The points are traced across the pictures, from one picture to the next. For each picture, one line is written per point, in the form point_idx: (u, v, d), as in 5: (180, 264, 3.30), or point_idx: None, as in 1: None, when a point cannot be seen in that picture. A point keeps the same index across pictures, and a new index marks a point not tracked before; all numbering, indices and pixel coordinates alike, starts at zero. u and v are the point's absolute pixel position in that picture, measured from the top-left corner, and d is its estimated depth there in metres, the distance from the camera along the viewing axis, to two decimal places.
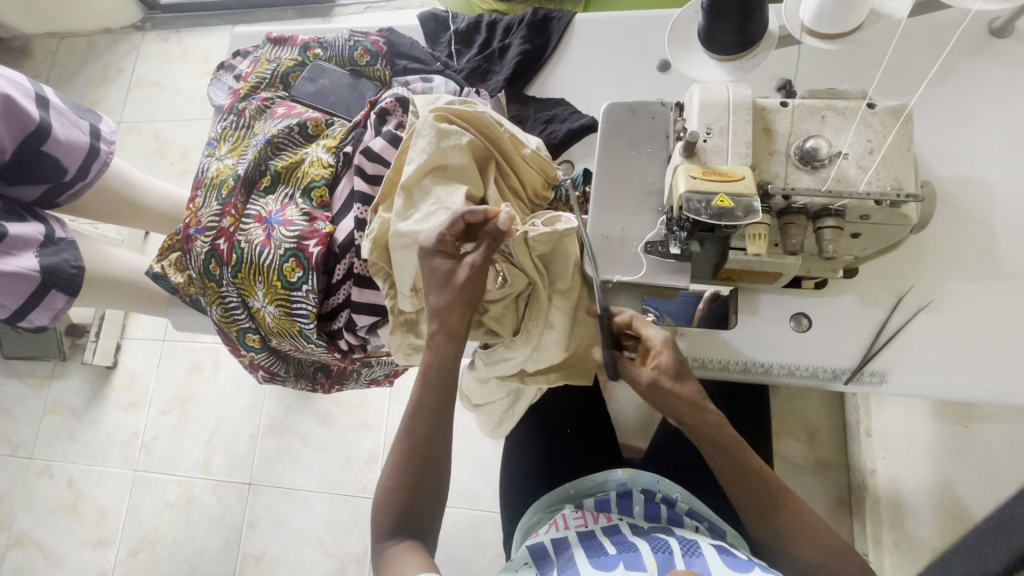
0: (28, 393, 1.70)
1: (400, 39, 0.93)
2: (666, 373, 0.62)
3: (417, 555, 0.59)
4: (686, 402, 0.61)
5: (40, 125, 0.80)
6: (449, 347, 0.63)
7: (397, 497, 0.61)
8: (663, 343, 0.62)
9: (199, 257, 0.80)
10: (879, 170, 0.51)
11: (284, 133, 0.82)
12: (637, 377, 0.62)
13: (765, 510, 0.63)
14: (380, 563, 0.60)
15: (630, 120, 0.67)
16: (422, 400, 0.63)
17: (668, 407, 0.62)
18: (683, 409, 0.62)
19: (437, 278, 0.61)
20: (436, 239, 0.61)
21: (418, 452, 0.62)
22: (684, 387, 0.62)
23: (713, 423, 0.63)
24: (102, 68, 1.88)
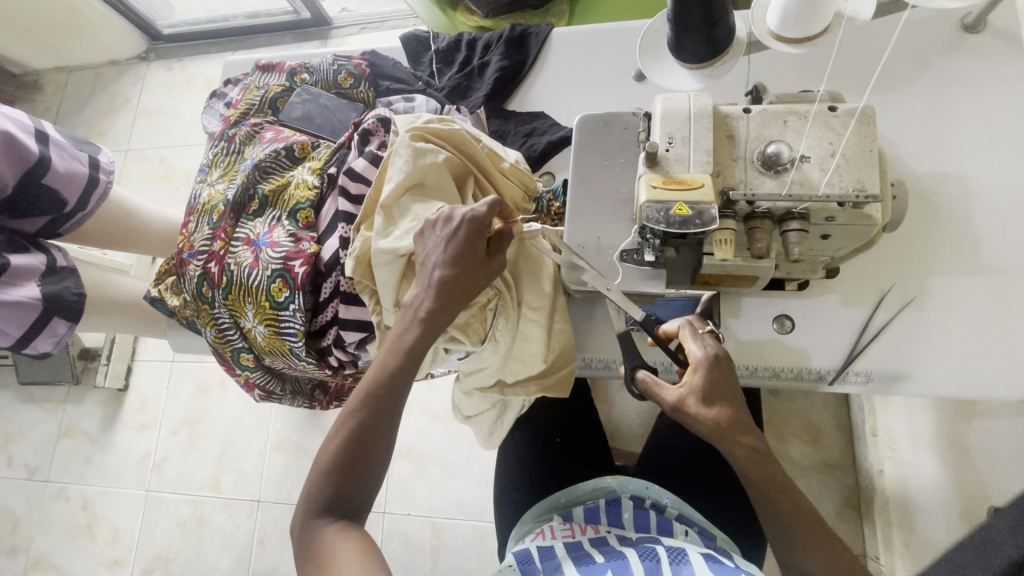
0: (43, 417, 1.74)
1: (382, 60, 0.95)
2: (695, 392, 0.58)
3: (351, 537, 0.55)
4: (710, 426, 0.57)
5: (40, 159, 0.84)
6: (426, 331, 0.62)
7: (337, 473, 0.58)
8: (701, 361, 0.58)
9: (193, 280, 0.83)
10: (840, 172, 0.51)
11: (271, 158, 0.84)
12: (656, 390, 0.61)
13: (784, 523, 0.56)
14: (306, 545, 0.56)
15: (603, 131, 0.69)
16: (388, 376, 0.61)
17: (688, 426, 0.59)
18: (703, 429, 0.58)
19: (461, 254, 0.61)
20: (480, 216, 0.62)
21: (371, 429, 0.59)
22: (711, 414, 0.57)
23: (743, 453, 0.57)
24: (109, 98, 1.94)
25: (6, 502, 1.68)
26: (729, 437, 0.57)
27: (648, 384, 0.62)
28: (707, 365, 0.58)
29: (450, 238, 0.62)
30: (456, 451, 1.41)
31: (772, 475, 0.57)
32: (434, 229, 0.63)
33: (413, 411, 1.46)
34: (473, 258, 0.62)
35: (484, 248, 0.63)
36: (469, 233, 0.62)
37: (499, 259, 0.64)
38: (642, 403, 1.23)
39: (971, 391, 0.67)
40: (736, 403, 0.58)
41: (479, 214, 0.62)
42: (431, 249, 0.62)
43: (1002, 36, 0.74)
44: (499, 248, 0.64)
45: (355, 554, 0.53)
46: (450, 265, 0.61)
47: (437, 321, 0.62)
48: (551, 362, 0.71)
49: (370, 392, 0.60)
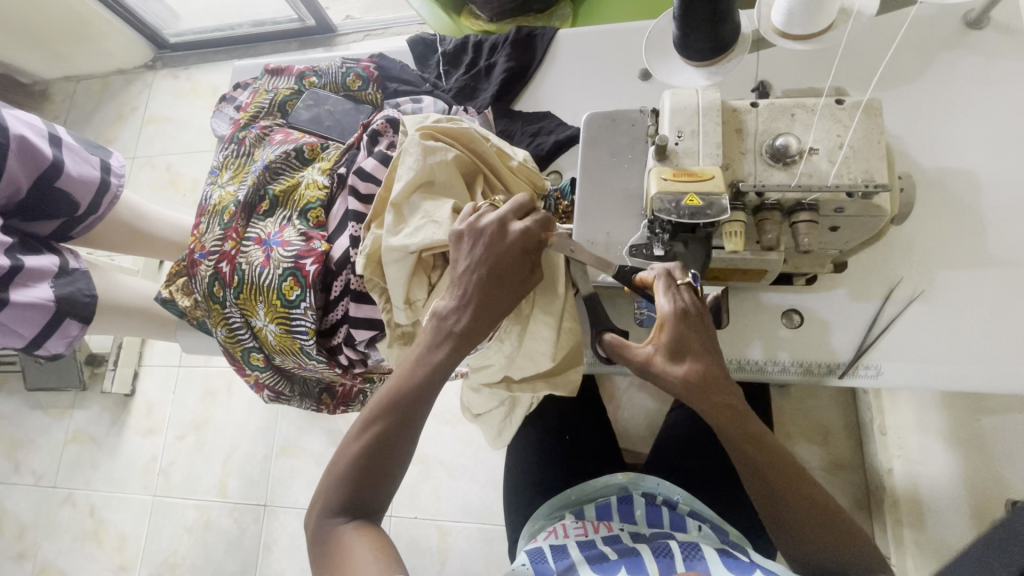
0: (50, 423, 1.75)
1: (390, 63, 0.97)
2: (665, 349, 0.57)
3: (365, 537, 0.55)
4: (683, 384, 0.56)
5: (53, 162, 0.85)
6: (462, 345, 0.61)
7: (353, 475, 0.58)
8: (670, 316, 0.57)
9: (204, 280, 0.83)
10: (848, 163, 0.52)
11: (281, 159, 0.85)
12: (624, 349, 0.59)
13: (790, 510, 0.56)
14: (321, 543, 0.56)
15: (610, 128, 0.69)
16: (414, 384, 0.60)
17: (657, 383, 0.58)
18: (672, 386, 0.57)
19: (504, 268, 0.61)
20: (530, 233, 0.62)
21: (393, 435, 0.59)
22: (681, 370, 0.57)
23: (720, 413, 0.57)
24: (116, 107, 1.97)
25: (13, 509, 1.69)
26: (701, 393, 0.57)
27: (615, 345, 0.60)
28: (677, 320, 0.57)
29: (492, 249, 0.61)
30: (463, 453, 1.41)
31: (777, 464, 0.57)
32: (475, 237, 0.62)
33: None
34: (517, 274, 0.62)
35: (528, 264, 0.63)
36: (517, 248, 0.61)
37: (539, 275, 0.64)
38: (649, 403, 1.23)
39: (980, 383, 0.67)
40: (709, 360, 0.57)
41: (530, 232, 0.62)
42: (470, 258, 0.62)
43: (1005, 31, 0.75)
44: (539, 264, 0.65)
45: (370, 554, 0.53)
46: (492, 277, 0.61)
47: (475, 334, 0.61)
48: (559, 362, 0.71)
49: (393, 398, 0.60)
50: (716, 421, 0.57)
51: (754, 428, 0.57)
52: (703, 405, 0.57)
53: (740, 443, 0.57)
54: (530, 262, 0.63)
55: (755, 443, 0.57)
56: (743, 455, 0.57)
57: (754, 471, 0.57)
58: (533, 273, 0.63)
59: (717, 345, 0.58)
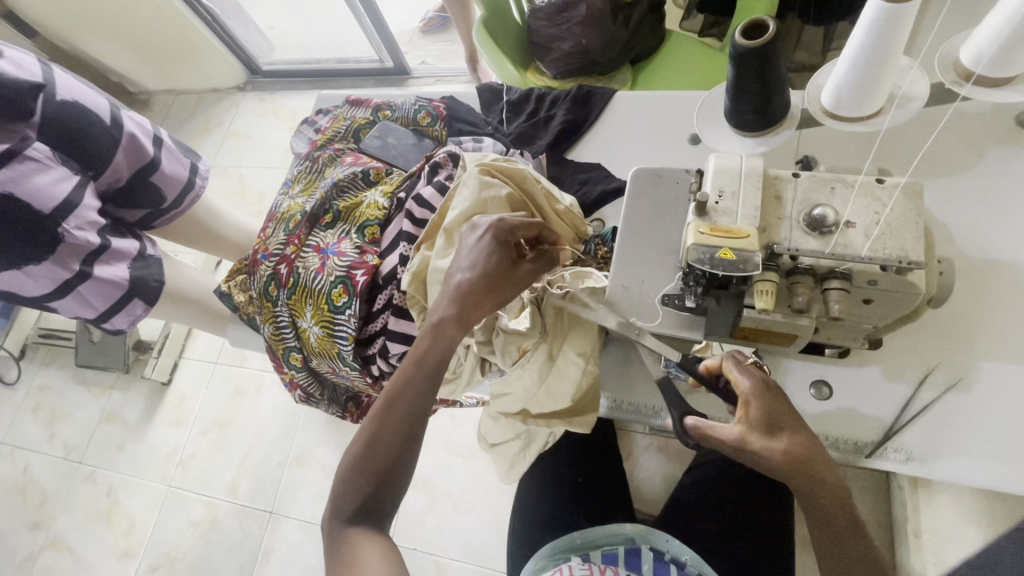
0: (90, 400, 1.84)
1: (459, 105, 1.06)
2: (751, 423, 0.58)
3: (375, 541, 0.57)
4: (786, 460, 0.57)
5: (152, 160, 0.96)
6: (454, 334, 0.64)
7: (364, 478, 0.60)
8: (751, 392, 0.59)
9: (262, 279, 0.90)
10: (884, 239, 0.53)
11: (348, 178, 0.93)
12: (713, 433, 0.59)
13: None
14: (333, 550, 0.58)
15: (656, 183, 0.74)
16: (410, 385, 0.63)
17: (752, 462, 0.58)
18: (770, 460, 0.57)
19: (486, 258, 0.66)
20: (509, 226, 0.67)
21: (395, 439, 0.61)
22: (777, 443, 0.57)
23: (825, 496, 0.58)
24: (205, 120, 2.18)
25: (39, 477, 1.76)
26: (803, 467, 0.57)
27: (700, 427, 0.60)
28: (754, 394, 0.59)
29: (478, 245, 0.67)
30: (470, 489, 1.40)
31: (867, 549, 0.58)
32: (466, 238, 0.69)
33: (436, 443, 1.48)
34: (501, 266, 0.66)
35: (511, 258, 0.67)
36: (496, 241, 0.67)
37: (527, 269, 0.68)
38: (665, 464, 1.21)
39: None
40: (800, 432, 0.59)
41: (512, 227, 0.68)
42: (462, 255, 0.67)
43: None
44: (526, 260, 0.69)
45: (379, 557, 0.56)
46: (478, 268, 0.66)
47: (456, 326, 0.64)
48: (578, 402, 0.73)
49: (392, 395, 0.62)
50: (815, 497, 0.58)
51: (852, 510, 0.59)
52: (804, 483, 0.57)
53: (829, 523, 0.58)
54: (514, 257, 0.68)
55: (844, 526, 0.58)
56: (837, 537, 0.58)
57: (846, 553, 0.58)
58: (517, 266, 0.68)
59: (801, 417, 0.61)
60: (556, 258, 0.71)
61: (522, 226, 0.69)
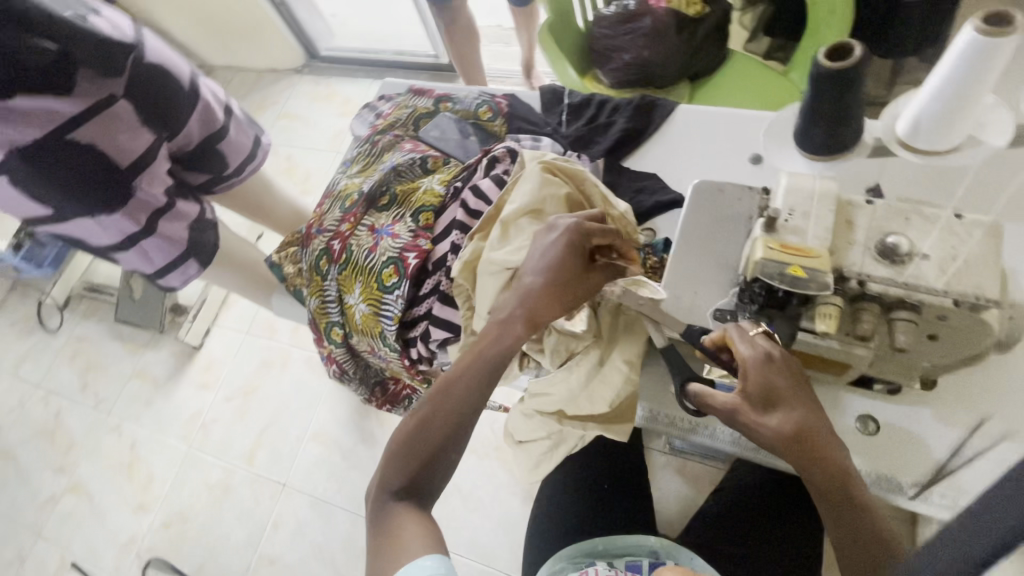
0: (124, 355, 1.91)
1: (520, 104, 1.06)
2: (746, 397, 0.59)
3: (419, 519, 0.58)
4: (777, 436, 0.58)
5: (221, 128, 1.00)
6: (524, 332, 0.66)
7: (414, 456, 0.61)
8: (749, 363, 0.58)
9: (315, 253, 0.93)
10: (959, 274, 0.52)
11: (407, 164, 0.95)
12: (709, 400, 0.62)
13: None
14: (377, 521, 0.59)
15: (717, 195, 0.71)
16: (467, 373, 0.64)
17: (748, 433, 0.60)
18: (763, 434, 0.59)
19: (560, 258, 0.67)
20: (587, 230, 0.69)
21: (446, 425, 0.62)
22: (767, 418, 0.59)
23: (817, 472, 0.58)
24: (261, 98, 2.25)
25: (69, 423, 1.83)
26: (794, 445, 0.58)
27: (701, 397, 0.63)
28: (754, 368, 0.58)
29: (553, 246, 0.68)
30: (482, 487, 1.41)
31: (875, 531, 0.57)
32: (540, 236, 0.70)
33: None
34: (573, 269, 0.67)
35: (583, 262, 0.68)
36: (570, 245, 0.68)
37: (596, 277, 0.70)
38: (683, 486, 1.20)
39: None
40: (798, 408, 0.58)
41: (588, 232, 0.69)
42: (533, 253, 0.69)
43: None
44: (596, 267, 0.70)
45: (423, 537, 0.56)
46: (549, 269, 0.67)
47: (523, 325, 0.65)
48: (615, 410, 0.73)
49: (449, 381, 0.64)
50: (808, 471, 0.58)
51: (852, 489, 0.58)
52: (794, 458, 0.58)
53: (831, 501, 0.58)
54: (585, 264, 0.69)
55: (849, 509, 0.57)
56: (835, 511, 0.58)
57: (848, 530, 0.57)
58: (588, 272, 0.69)
59: (812, 393, 0.60)
60: (627, 268, 0.72)
61: (599, 232, 0.69)
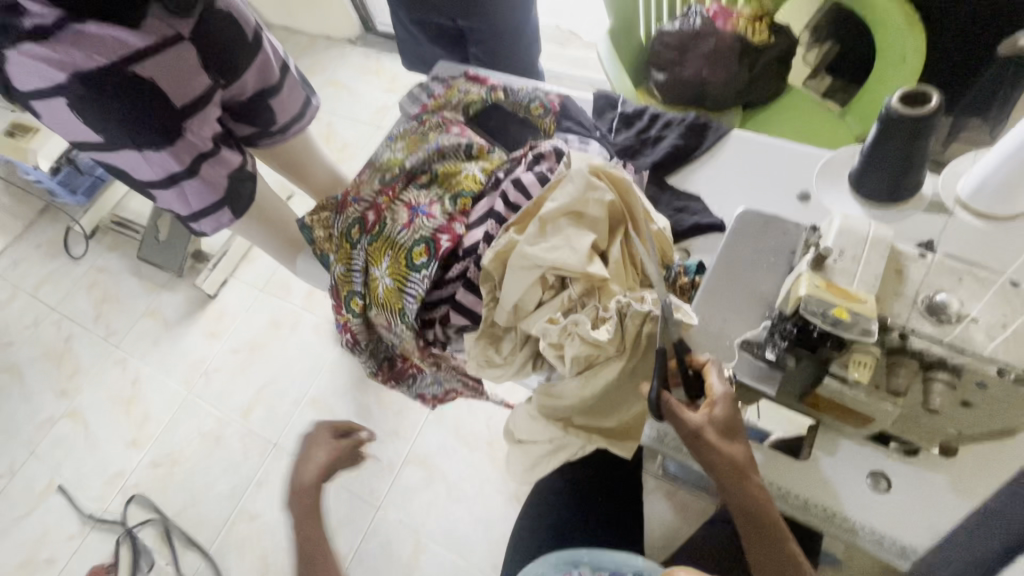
0: (140, 293, 1.94)
1: (573, 105, 1.05)
2: (711, 421, 0.62)
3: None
4: (731, 461, 0.61)
5: (275, 83, 1.01)
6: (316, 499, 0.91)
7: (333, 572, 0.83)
8: (722, 395, 0.63)
9: (348, 220, 0.93)
10: (1008, 344, 0.51)
11: (452, 147, 0.94)
12: (680, 414, 0.62)
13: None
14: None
15: (761, 228, 0.72)
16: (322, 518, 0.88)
17: (703, 456, 0.62)
18: (718, 458, 0.61)
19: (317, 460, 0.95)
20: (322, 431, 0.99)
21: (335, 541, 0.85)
22: (728, 444, 0.62)
23: (757, 495, 0.62)
24: (312, 63, 2.27)
25: (77, 350, 1.86)
26: (742, 473, 0.61)
27: (671, 407, 0.63)
28: (723, 397, 0.62)
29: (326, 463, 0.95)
30: (469, 479, 1.43)
31: (792, 562, 0.63)
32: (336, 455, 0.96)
33: (447, 425, 1.51)
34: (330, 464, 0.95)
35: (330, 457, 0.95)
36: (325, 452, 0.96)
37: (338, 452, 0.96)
38: (671, 513, 1.19)
39: None
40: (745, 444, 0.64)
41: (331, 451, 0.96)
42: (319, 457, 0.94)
43: None
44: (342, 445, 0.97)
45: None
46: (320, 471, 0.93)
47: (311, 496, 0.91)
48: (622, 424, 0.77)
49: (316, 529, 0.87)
50: (745, 499, 0.61)
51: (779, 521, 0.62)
52: (739, 488, 0.61)
53: (763, 532, 0.62)
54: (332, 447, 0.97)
55: (776, 541, 0.62)
56: (763, 537, 0.62)
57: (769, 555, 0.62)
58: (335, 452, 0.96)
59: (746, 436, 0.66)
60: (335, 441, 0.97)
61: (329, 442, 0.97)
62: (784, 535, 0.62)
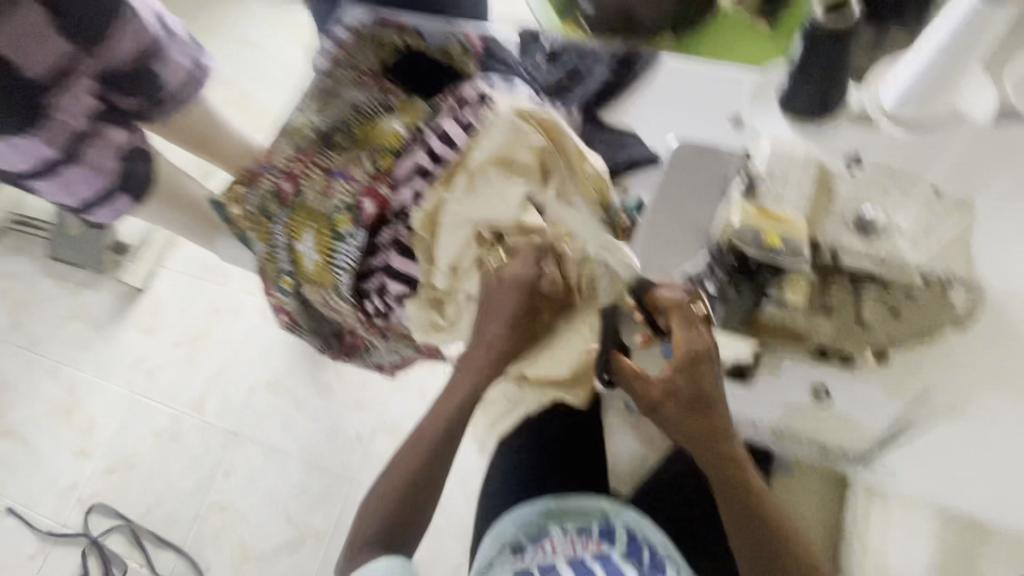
0: (58, 294, 1.77)
1: (496, 42, 0.93)
2: (678, 371, 0.64)
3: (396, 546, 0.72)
4: (690, 399, 0.65)
5: (155, 46, 0.85)
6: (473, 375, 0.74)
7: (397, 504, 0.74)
8: (688, 336, 0.64)
9: (262, 193, 0.86)
10: (922, 250, 0.59)
11: (368, 100, 0.85)
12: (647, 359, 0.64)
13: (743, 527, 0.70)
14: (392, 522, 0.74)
15: (698, 159, 0.67)
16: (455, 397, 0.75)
17: (665, 396, 0.65)
18: (680, 397, 0.65)
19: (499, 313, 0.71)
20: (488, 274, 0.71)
21: (420, 480, 0.75)
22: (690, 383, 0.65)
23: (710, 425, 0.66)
24: (211, 18, 2.03)
25: None
26: (702, 408, 0.65)
27: None
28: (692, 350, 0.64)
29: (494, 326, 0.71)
30: None
31: (748, 491, 0.69)
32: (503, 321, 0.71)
33: (412, 390, 1.52)
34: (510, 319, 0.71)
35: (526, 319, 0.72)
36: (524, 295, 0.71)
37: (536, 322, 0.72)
38: None
39: None
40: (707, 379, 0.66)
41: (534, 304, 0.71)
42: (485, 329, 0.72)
43: None
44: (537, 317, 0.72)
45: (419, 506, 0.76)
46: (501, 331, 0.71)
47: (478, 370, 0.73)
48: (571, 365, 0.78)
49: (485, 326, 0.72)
50: (702, 430, 0.66)
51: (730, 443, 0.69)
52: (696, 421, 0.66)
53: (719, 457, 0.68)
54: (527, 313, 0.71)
55: (726, 463, 0.68)
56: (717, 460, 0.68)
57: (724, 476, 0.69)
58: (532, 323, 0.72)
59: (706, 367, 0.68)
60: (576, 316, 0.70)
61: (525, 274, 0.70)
62: (734, 457, 0.69)
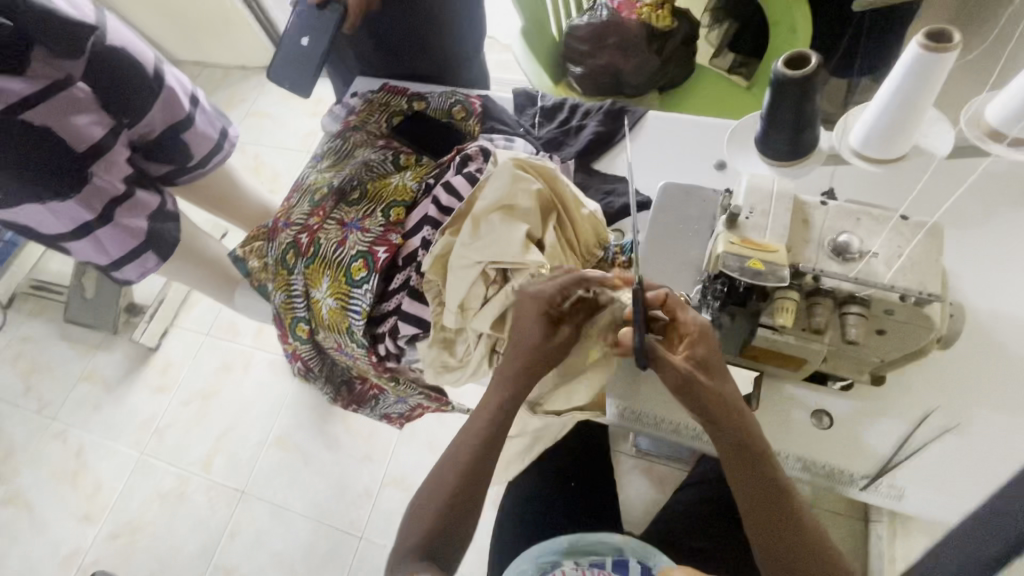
0: (72, 357, 1.81)
1: (494, 105, 1.05)
2: (693, 362, 0.62)
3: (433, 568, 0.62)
4: (714, 396, 0.61)
5: (187, 117, 0.96)
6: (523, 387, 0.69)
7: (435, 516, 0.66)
8: (697, 330, 0.63)
9: (281, 246, 0.92)
10: (905, 271, 0.56)
11: (380, 159, 0.95)
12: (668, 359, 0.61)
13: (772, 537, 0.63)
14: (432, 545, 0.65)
15: (684, 199, 0.75)
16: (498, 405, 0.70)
17: (691, 396, 0.61)
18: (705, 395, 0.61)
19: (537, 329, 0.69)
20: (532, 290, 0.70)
21: (469, 491, 0.67)
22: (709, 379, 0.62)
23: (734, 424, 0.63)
24: (229, 94, 2.20)
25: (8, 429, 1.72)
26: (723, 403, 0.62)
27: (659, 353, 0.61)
28: (700, 335, 0.63)
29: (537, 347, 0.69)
30: None
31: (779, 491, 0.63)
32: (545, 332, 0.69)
33: (421, 441, 1.52)
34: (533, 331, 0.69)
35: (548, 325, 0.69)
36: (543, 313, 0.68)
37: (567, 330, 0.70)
38: (649, 489, 1.22)
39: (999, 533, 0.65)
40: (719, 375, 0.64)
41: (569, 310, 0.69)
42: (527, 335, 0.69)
43: None
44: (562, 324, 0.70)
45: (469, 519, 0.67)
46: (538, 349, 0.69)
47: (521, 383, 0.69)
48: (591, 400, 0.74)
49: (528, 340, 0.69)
50: (729, 429, 0.62)
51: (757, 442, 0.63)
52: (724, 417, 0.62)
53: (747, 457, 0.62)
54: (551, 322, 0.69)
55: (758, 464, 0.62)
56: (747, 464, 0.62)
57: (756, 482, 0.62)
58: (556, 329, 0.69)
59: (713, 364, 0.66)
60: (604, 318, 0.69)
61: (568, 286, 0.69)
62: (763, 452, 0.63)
